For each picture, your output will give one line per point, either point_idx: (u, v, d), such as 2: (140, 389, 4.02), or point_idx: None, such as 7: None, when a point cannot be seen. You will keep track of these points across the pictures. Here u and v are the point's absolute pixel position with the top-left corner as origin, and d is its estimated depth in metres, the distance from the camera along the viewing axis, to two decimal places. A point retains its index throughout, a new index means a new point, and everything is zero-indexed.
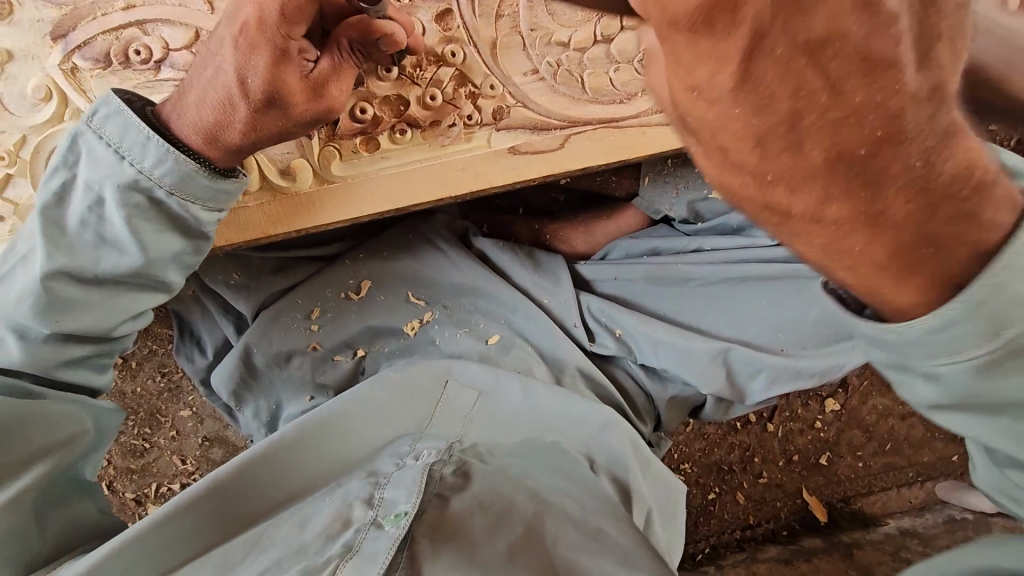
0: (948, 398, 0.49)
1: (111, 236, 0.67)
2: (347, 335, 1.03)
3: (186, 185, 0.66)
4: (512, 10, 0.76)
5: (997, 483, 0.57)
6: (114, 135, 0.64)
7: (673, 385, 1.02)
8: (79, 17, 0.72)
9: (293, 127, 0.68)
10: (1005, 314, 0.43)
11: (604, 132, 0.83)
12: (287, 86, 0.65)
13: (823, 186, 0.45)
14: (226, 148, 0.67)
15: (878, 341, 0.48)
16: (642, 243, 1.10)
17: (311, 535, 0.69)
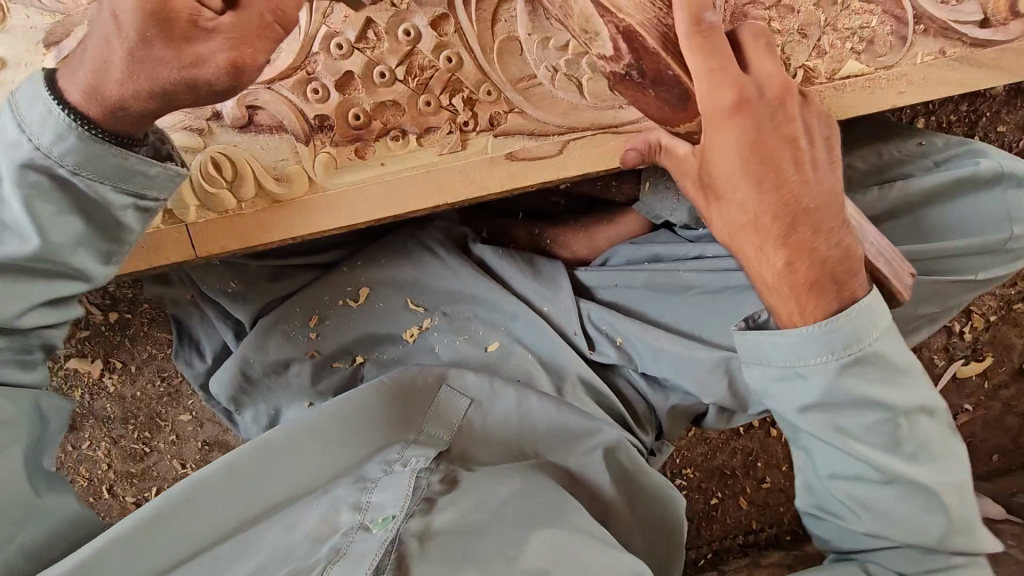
0: (808, 395, 0.68)
1: (10, 220, 0.62)
2: (345, 342, 1.04)
3: (92, 163, 0.62)
4: (509, 15, 0.75)
5: (813, 499, 0.76)
6: (21, 109, 0.61)
7: (674, 394, 1.01)
8: (72, 23, 0.72)
9: (174, 79, 0.60)
10: (832, 333, 0.65)
11: (603, 138, 0.80)
12: (165, 29, 0.58)
13: (766, 230, 0.65)
14: (104, 103, 0.61)
15: (766, 354, 0.68)
16: (642, 250, 1.08)
17: (298, 538, 0.73)
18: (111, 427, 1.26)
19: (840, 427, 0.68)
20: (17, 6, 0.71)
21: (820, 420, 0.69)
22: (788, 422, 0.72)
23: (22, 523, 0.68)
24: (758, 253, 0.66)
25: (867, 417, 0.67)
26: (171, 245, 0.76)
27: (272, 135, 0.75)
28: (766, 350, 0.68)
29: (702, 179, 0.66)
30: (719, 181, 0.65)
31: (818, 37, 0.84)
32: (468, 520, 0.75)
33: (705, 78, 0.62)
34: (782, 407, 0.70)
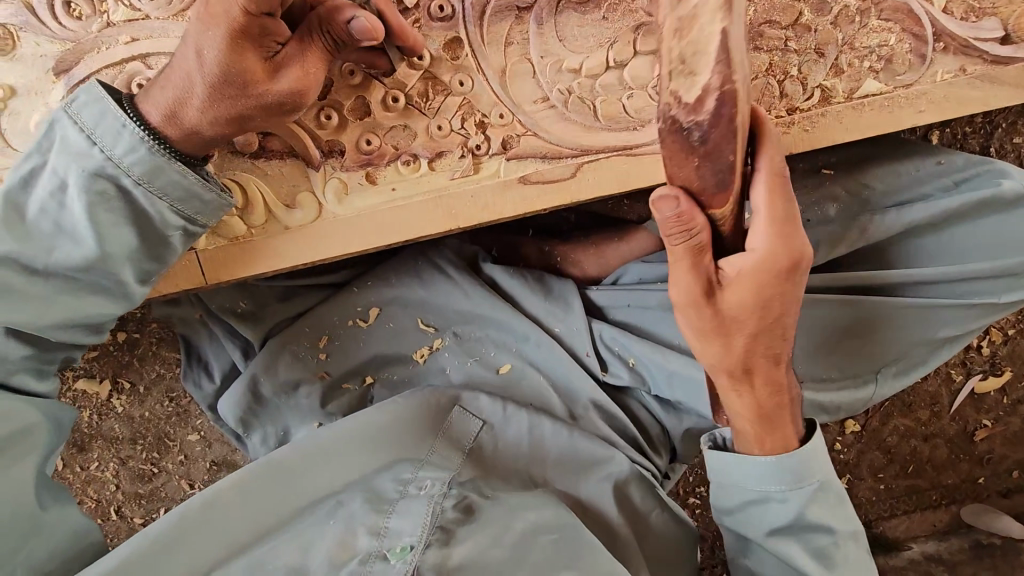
0: (776, 518, 0.77)
1: (70, 226, 0.65)
2: (356, 362, 1.04)
3: (155, 177, 0.65)
4: (522, 37, 0.75)
5: None
6: (88, 122, 0.64)
7: (688, 416, 0.99)
8: (82, 51, 0.71)
9: (249, 109, 0.65)
10: (795, 465, 0.75)
11: (618, 160, 0.78)
12: (242, 65, 0.62)
13: (754, 354, 0.71)
14: (183, 128, 0.65)
15: (731, 474, 0.78)
16: (656, 268, 1.05)
17: (316, 561, 0.75)
18: (119, 448, 1.26)
19: (800, 547, 0.77)
20: (27, 34, 0.71)
21: (781, 540, 0.77)
22: (750, 541, 0.81)
23: (27, 538, 0.70)
24: (740, 366, 0.72)
25: (806, 536, 0.77)
26: (181, 273, 0.75)
27: (282, 161, 0.74)
28: (730, 472, 0.78)
29: (707, 302, 0.68)
30: (724, 310, 0.68)
31: (835, 55, 0.83)
32: (487, 557, 0.76)
33: (777, 227, 0.66)
34: (751, 528, 0.79)
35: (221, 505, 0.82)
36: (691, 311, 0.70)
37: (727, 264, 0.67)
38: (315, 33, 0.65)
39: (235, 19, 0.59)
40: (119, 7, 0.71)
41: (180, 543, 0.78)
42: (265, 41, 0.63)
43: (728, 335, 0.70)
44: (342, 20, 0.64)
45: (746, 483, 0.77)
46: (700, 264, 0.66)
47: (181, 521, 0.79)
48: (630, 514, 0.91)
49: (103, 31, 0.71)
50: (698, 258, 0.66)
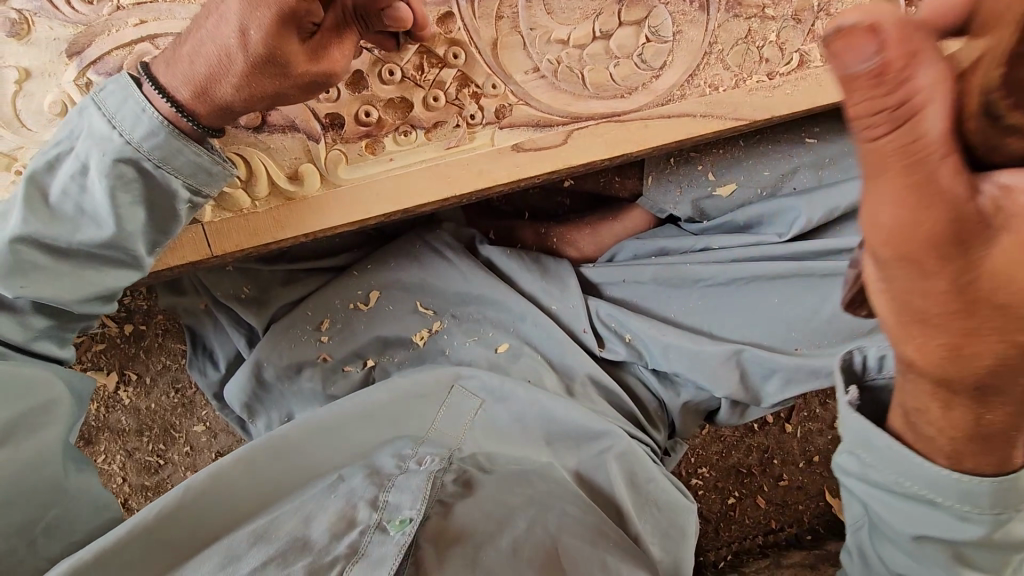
0: (942, 531, 0.62)
1: (91, 208, 0.67)
2: (357, 346, 1.03)
3: (172, 159, 0.67)
4: (512, 10, 0.79)
5: None
6: (111, 107, 0.65)
7: (686, 389, 1.00)
8: (93, 34, 0.75)
9: (285, 89, 0.67)
10: (1003, 492, 0.58)
11: (605, 127, 0.85)
12: (288, 48, 0.63)
13: (980, 351, 0.50)
14: (213, 104, 0.66)
15: (893, 465, 0.62)
16: (650, 243, 1.10)
17: (316, 532, 0.70)
18: (126, 440, 1.27)
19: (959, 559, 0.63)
20: (41, 18, 0.74)
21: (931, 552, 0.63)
22: (888, 538, 0.67)
23: (47, 507, 0.71)
24: (949, 357, 0.51)
25: (957, 553, 0.62)
26: (188, 245, 0.77)
27: (283, 135, 0.77)
28: (885, 458, 0.63)
29: (927, 263, 0.46)
30: (951, 281, 0.46)
31: (812, 22, 0.88)
32: (486, 528, 0.75)
33: None
34: (898, 529, 0.65)
35: (224, 482, 0.78)
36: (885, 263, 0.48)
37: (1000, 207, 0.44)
38: (347, 14, 0.67)
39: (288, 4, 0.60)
40: None
41: (179, 519, 0.74)
42: (302, 22, 0.63)
43: (946, 317, 0.48)
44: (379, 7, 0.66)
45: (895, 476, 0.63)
46: (938, 193, 0.43)
47: (183, 500, 0.75)
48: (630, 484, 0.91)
49: (113, 15, 0.75)
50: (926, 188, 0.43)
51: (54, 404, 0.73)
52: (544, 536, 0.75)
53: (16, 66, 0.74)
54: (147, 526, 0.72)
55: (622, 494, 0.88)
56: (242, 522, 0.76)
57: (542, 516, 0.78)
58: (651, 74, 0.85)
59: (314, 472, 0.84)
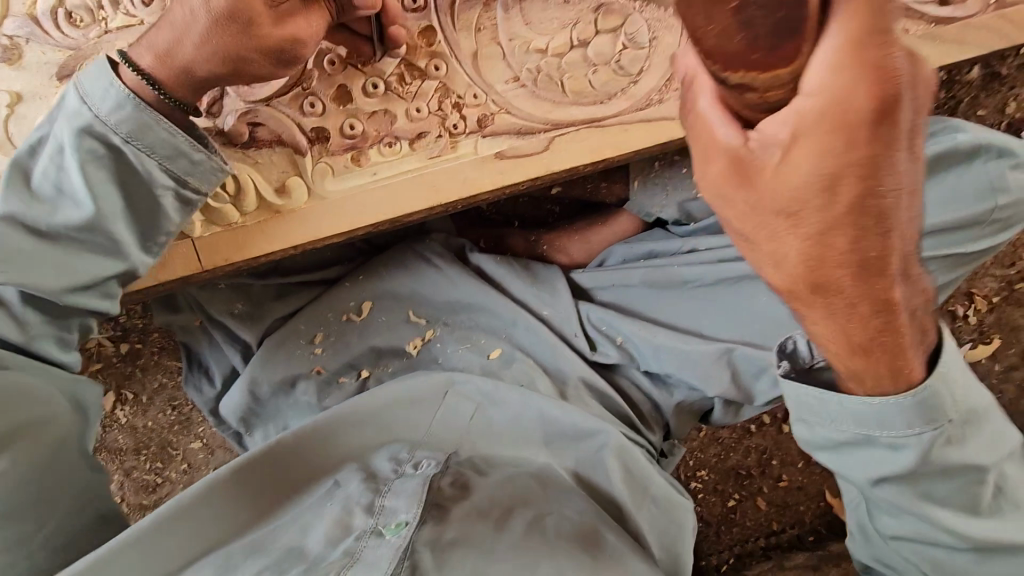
0: (891, 465, 0.65)
1: (68, 189, 0.68)
2: (351, 355, 1.03)
3: (143, 134, 0.68)
4: (491, 22, 0.82)
5: (871, 552, 0.78)
6: (87, 87, 0.67)
7: (679, 390, 1.00)
8: (83, 57, 0.77)
9: (250, 51, 0.66)
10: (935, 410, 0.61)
11: (586, 132, 0.87)
12: (251, 4, 0.64)
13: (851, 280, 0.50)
14: (176, 66, 0.67)
15: (827, 417, 0.65)
16: (637, 247, 1.11)
17: (313, 544, 0.70)
18: (123, 459, 1.27)
19: (917, 491, 0.67)
20: (32, 44, 0.76)
21: (899, 489, 0.67)
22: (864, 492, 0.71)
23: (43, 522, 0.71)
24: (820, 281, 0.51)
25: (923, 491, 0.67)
26: (179, 260, 0.78)
27: (270, 149, 0.79)
28: (830, 415, 0.65)
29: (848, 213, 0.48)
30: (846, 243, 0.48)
31: None
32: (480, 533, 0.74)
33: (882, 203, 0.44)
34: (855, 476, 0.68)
35: (218, 492, 0.79)
36: (777, 280, 0.51)
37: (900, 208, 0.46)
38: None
39: None
40: (116, 15, 0.77)
41: (173, 531, 0.75)
42: None
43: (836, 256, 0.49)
44: None
45: (840, 427, 0.65)
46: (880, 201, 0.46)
47: (177, 511, 0.75)
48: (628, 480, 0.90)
49: (103, 38, 0.77)
50: (875, 227, 0.45)
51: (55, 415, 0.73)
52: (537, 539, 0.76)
53: (7, 91, 0.76)
54: (139, 538, 0.72)
55: (620, 492, 0.87)
56: (243, 530, 0.77)
57: (536, 521, 0.78)
58: (630, 79, 0.87)
59: (307, 481, 0.83)
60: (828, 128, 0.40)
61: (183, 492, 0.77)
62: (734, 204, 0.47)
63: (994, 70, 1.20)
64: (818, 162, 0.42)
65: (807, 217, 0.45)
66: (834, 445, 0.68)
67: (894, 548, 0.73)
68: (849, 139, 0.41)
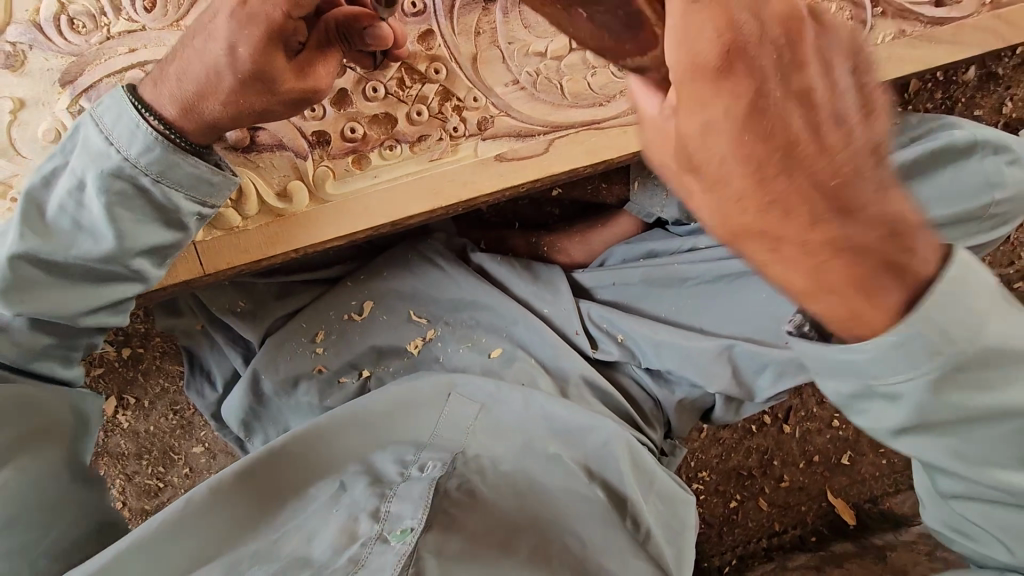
0: (925, 422, 0.57)
1: (88, 223, 0.68)
2: (352, 356, 1.03)
3: (169, 171, 0.68)
4: (490, 26, 0.82)
5: (942, 517, 0.72)
6: (108, 124, 0.67)
7: (680, 387, 1.01)
8: (85, 63, 0.78)
9: (273, 104, 0.69)
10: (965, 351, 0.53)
11: (586, 133, 0.87)
12: (275, 66, 0.66)
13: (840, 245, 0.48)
14: (201, 119, 0.68)
15: (877, 398, 0.57)
16: (637, 247, 1.12)
17: (320, 550, 0.70)
18: (126, 464, 1.27)
19: (958, 450, 0.60)
20: (35, 51, 0.77)
21: (943, 447, 0.60)
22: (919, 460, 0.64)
23: (49, 528, 0.71)
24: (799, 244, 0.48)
25: (961, 450, 0.60)
26: (182, 263, 0.79)
27: (272, 154, 0.80)
28: (882, 402, 0.57)
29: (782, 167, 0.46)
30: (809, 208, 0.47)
31: None
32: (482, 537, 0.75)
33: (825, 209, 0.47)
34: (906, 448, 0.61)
35: (224, 492, 0.79)
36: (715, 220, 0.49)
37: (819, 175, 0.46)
38: (331, 34, 0.70)
39: (278, 23, 0.64)
40: (119, 21, 0.78)
41: (179, 532, 0.75)
42: (290, 40, 0.67)
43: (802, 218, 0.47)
44: (359, 26, 0.70)
45: (840, 379, 0.56)
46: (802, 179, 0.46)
47: (183, 511, 0.76)
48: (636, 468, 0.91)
49: (105, 44, 0.78)
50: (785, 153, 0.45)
51: (54, 427, 0.75)
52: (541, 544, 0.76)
53: (10, 97, 0.77)
54: (146, 537, 0.73)
55: (630, 485, 0.87)
56: (247, 534, 0.77)
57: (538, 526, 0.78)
58: (629, 81, 0.87)
59: (308, 482, 0.83)
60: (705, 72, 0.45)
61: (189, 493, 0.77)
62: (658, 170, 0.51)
63: (991, 70, 1.21)
64: (727, 129, 0.45)
65: (712, 165, 0.46)
66: (845, 399, 0.59)
67: (960, 512, 0.68)
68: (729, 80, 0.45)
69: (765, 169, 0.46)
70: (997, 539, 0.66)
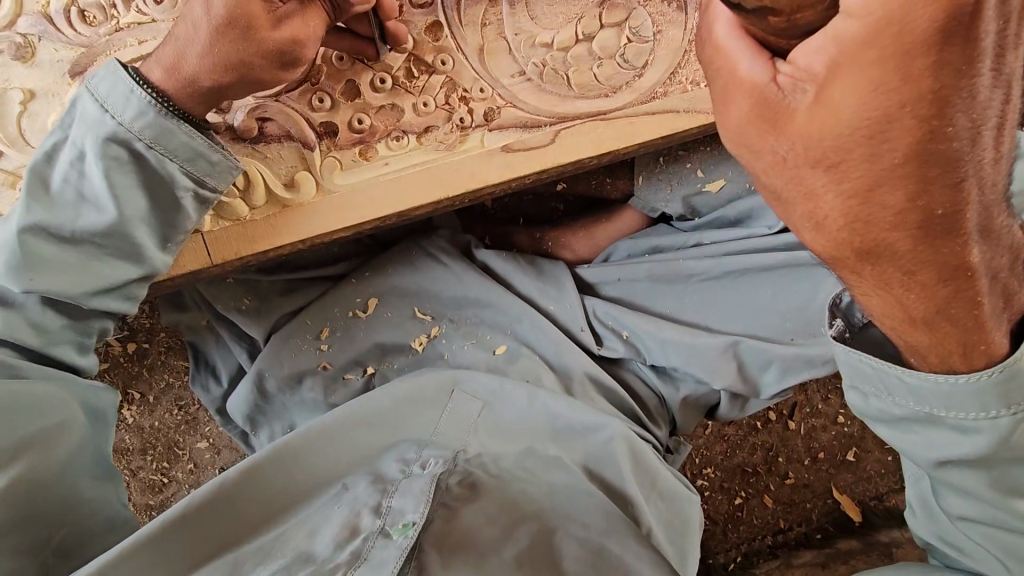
0: (955, 449, 0.59)
1: (90, 193, 0.69)
2: (357, 352, 1.03)
3: (165, 139, 0.68)
4: (497, 17, 0.83)
5: (933, 529, 0.72)
6: (103, 92, 0.68)
7: (685, 384, 1.00)
8: (94, 55, 0.78)
9: (251, 57, 0.66)
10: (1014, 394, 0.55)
11: (591, 126, 0.88)
12: (249, 8, 0.63)
13: (946, 277, 0.50)
14: (183, 80, 0.67)
15: (885, 388, 0.60)
16: (642, 243, 1.12)
17: (320, 544, 0.70)
18: (130, 459, 1.27)
19: (991, 481, 0.61)
20: (45, 41, 0.77)
21: (967, 475, 0.61)
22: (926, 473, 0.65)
23: (58, 522, 0.71)
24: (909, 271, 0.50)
25: (999, 480, 0.60)
26: (189, 254, 0.79)
27: (280, 145, 0.80)
28: (891, 388, 0.59)
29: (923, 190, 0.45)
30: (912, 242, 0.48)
31: None
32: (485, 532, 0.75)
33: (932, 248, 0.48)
34: (917, 461, 0.63)
35: (229, 492, 0.78)
36: (823, 242, 0.51)
37: (949, 206, 0.45)
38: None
39: None
40: (128, 13, 0.78)
41: (185, 532, 0.75)
42: None
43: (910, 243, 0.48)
44: None
45: (899, 401, 0.60)
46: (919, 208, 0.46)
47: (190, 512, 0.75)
48: (637, 467, 0.91)
49: (114, 36, 0.78)
50: (942, 176, 0.44)
51: (70, 426, 0.73)
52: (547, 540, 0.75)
53: (20, 88, 0.77)
54: (153, 539, 0.72)
55: (630, 482, 0.87)
56: (252, 533, 0.77)
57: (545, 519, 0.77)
58: (635, 73, 0.88)
59: (312, 481, 0.83)
60: (874, 57, 0.41)
61: (192, 495, 0.77)
62: (757, 147, 0.50)
63: None
64: (869, 125, 0.43)
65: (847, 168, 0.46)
66: (892, 420, 0.62)
67: (964, 530, 0.67)
68: (904, 72, 0.40)
69: (891, 194, 0.46)
70: (992, 555, 0.65)
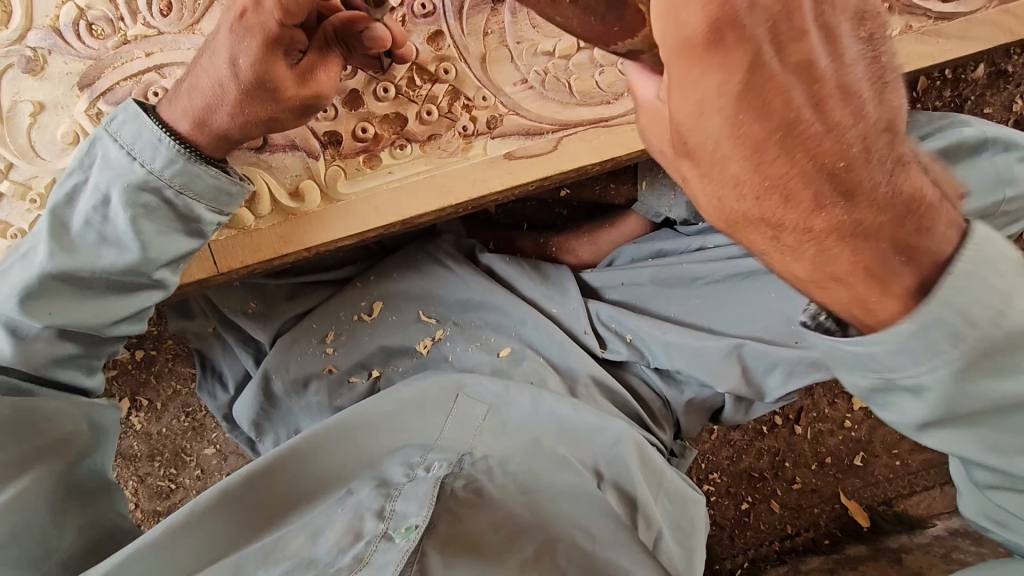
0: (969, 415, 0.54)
1: (113, 235, 0.69)
2: (362, 357, 1.04)
3: (192, 183, 0.70)
4: (499, 26, 0.83)
5: (977, 507, 0.65)
6: (129, 139, 0.69)
7: (689, 387, 1.00)
8: (103, 67, 0.79)
9: (278, 113, 0.71)
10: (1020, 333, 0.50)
11: (594, 132, 0.88)
12: (275, 73, 0.67)
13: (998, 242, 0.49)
14: (212, 133, 0.70)
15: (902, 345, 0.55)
16: (645, 247, 1.12)
17: (324, 549, 0.70)
18: (138, 466, 1.28)
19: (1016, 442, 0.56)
20: (54, 55, 0.79)
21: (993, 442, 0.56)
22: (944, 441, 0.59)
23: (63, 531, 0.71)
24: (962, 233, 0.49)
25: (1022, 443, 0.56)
26: (195, 262, 0.80)
27: (284, 154, 0.81)
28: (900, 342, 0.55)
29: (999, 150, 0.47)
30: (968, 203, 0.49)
31: None
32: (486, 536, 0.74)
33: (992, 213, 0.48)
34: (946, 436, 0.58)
35: (235, 495, 0.80)
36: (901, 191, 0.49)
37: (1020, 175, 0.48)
38: (331, 40, 0.70)
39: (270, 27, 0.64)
40: (135, 25, 0.79)
41: (191, 534, 0.76)
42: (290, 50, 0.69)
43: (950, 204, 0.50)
44: (354, 31, 0.71)
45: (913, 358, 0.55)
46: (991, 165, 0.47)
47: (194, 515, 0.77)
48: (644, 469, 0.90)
49: (122, 48, 0.79)
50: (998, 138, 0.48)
51: (76, 435, 0.74)
52: (551, 553, 0.74)
53: (30, 100, 0.79)
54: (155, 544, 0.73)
55: (638, 480, 0.87)
56: (257, 533, 0.77)
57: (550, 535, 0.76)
58: None
59: (320, 484, 0.84)
60: None
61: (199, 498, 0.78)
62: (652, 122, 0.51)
63: (1000, 68, 1.21)
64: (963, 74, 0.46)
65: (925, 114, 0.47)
66: (868, 393, 0.56)
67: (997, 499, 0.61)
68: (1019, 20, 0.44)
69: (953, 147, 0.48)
70: None
